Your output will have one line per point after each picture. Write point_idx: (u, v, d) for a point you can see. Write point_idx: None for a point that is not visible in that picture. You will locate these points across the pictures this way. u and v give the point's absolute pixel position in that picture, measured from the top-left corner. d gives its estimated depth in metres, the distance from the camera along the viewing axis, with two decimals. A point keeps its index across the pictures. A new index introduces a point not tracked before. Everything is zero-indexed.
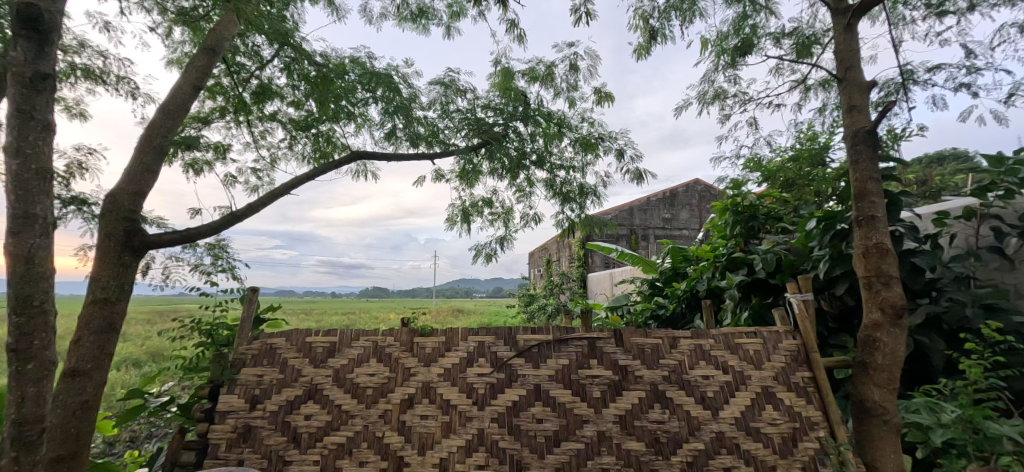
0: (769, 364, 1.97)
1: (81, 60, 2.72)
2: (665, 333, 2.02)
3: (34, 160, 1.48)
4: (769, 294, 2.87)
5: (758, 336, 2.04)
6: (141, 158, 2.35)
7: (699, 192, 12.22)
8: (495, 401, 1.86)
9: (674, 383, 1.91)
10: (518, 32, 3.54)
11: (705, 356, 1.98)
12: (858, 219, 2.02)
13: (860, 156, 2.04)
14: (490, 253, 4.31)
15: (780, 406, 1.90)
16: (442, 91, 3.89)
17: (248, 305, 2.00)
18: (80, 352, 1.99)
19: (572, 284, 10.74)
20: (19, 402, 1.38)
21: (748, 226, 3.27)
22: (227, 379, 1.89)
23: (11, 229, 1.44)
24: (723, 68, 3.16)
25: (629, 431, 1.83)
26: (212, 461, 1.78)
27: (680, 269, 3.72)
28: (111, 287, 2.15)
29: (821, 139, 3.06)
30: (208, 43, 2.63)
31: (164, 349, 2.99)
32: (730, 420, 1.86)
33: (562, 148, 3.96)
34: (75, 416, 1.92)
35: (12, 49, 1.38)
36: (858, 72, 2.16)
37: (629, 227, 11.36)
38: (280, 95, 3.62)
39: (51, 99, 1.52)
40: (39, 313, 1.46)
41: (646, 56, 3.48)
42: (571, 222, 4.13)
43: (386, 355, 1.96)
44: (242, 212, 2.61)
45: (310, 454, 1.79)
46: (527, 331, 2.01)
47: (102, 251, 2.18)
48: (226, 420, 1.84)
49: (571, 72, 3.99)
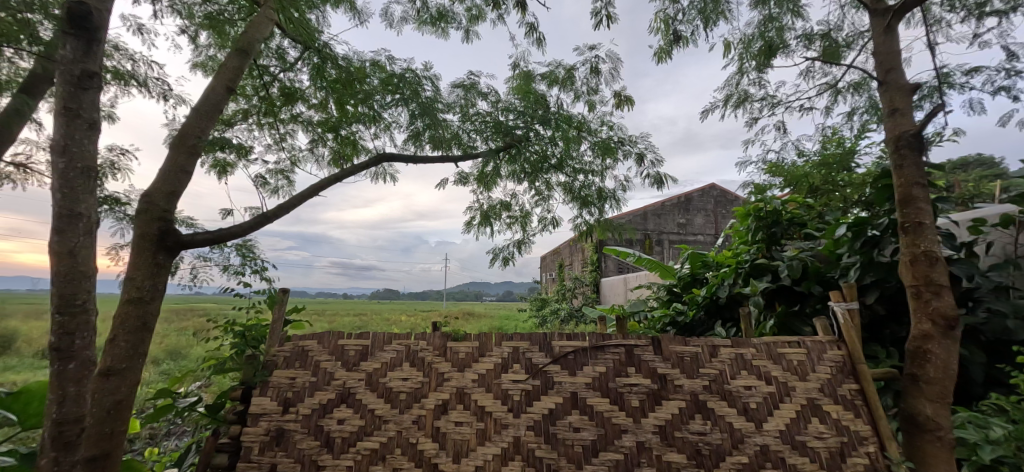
0: (815, 375, 1.89)
1: (113, 63, 2.75)
2: (705, 341, 1.96)
3: (80, 159, 1.48)
4: (795, 302, 2.78)
5: (802, 346, 1.97)
6: (175, 158, 2.33)
7: (714, 198, 12.10)
8: (531, 408, 1.83)
9: (715, 394, 1.85)
10: (537, 36, 3.52)
11: (747, 366, 1.91)
12: (903, 226, 1.94)
13: (904, 160, 1.97)
14: (507, 256, 4.28)
15: (827, 419, 1.82)
16: (463, 94, 3.87)
17: (280, 308, 2.00)
18: (115, 351, 1.99)
19: (586, 289, 10.71)
20: (60, 401, 1.38)
21: (771, 232, 3.10)
22: (260, 381, 1.89)
23: (56, 226, 1.43)
24: (749, 71, 3.10)
25: (669, 442, 1.77)
26: (245, 465, 1.76)
27: (699, 275, 3.59)
28: (146, 286, 2.13)
29: (848, 143, 3.03)
30: (240, 45, 2.59)
31: (187, 347, 2.99)
32: (775, 433, 1.79)
33: (581, 152, 3.90)
34: (109, 416, 1.92)
35: (61, 48, 1.40)
36: (899, 74, 2.09)
37: (644, 232, 11.29)
38: (304, 98, 3.64)
39: (98, 99, 1.53)
40: (81, 311, 1.45)
41: (667, 60, 3.44)
42: (589, 225, 4.07)
43: (419, 360, 1.93)
44: (272, 213, 2.60)
45: (343, 459, 1.76)
46: (563, 337, 1.98)
47: (136, 251, 2.17)
48: (259, 423, 1.82)
49: (592, 75, 3.95)
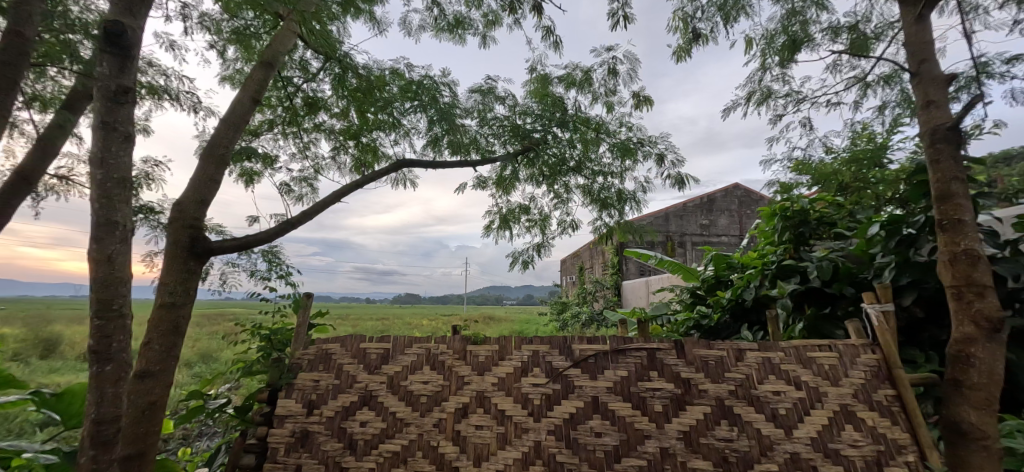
0: (848, 381, 1.82)
1: (148, 79, 2.86)
2: (730, 344, 1.91)
3: (117, 170, 1.54)
4: (825, 305, 2.69)
5: (833, 350, 1.89)
6: (205, 168, 2.41)
7: (738, 197, 11.84)
8: (551, 413, 1.81)
9: (742, 399, 1.80)
10: (554, 39, 3.52)
11: (775, 370, 1.85)
12: (941, 223, 1.86)
13: (940, 154, 1.88)
14: (527, 260, 4.27)
15: (862, 426, 1.75)
16: (481, 98, 3.89)
17: (304, 312, 2.04)
18: (150, 354, 2.06)
19: (607, 292, 10.60)
20: (98, 402, 1.44)
21: (798, 232, 3.01)
22: (286, 383, 1.93)
23: (95, 235, 1.49)
24: (772, 67, 3.03)
25: (694, 449, 1.73)
26: (272, 465, 1.80)
27: (723, 277, 3.50)
28: (178, 291, 2.21)
29: (879, 139, 2.92)
30: (265, 58, 2.67)
31: (218, 351, 3.09)
32: (806, 441, 1.73)
33: (600, 154, 3.87)
34: (144, 417, 1.99)
35: (99, 66, 1.47)
36: (932, 65, 2.00)
37: (665, 234, 11.13)
38: (326, 107, 3.72)
39: (133, 113, 1.59)
40: (118, 316, 1.51)
41: (686, 58, 3.39)
42: (608, 228, 4.03)
43: (439, 363, 1.94)
44: (296, 220, 2.66)
45: (366, 461, 1.78)
46: (583, 340, 1.95)
47: (170, 257, 2.24)
48: (285, 425, 1.86)
49: (610, 77, 3.92)
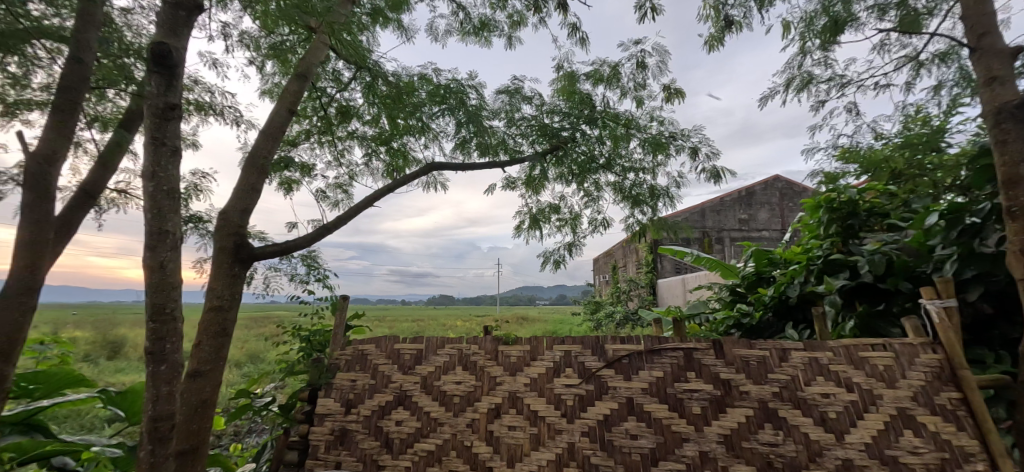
0: (906, 383, 1.68)
1: (194, 96, 3.01)
2: (773, 344, 1.81)
3: (167, 182, 1.61)
4: (879, 301, 2.52)
5: (889, 350, 1.75)
6: (247, 178, 2.50)
7: (780, 190, 11.32)
8: (585, 414, 1.77)
9: (787, 401, 1.71)
10: (580, 35, 3.47)
11: (823, 371, 1.74)
12: (1011, 211, 1.70)
13: (1007, 135, 1.73)
14: (558, 259, 4.22)
15: (923, 431, 1.62)
16: (508, 99, 3.88)
17: (341, 313, 2.09)
18: (200, 355, 2.15)
19: (641, 291, 10.38)
20: (155, 399, 1.51)
21: (847, 225, 2.83)
22: (325, 383, 1.98)
23: (149, 243, 1.57)
24: (812, 51, 2.87)
25: (736, 453, 1.65)
26: (314, 462, 1.86)
27: (765, 274, 3.30)
28: (225, 295, 2.30)
29: (935, 122, 2.72)
30: (299, 70, 2.75)
31: (263, 352, 3.21)
32: (860, 447, 1.62)
33: (631, 150, 3.79)
34: (196, 415, 2.09)
35: (148, 85, 1.54)
36: (995, 39, 1.84)
37: (702, 230, 10.80)
38: (358, 115, 3.80)
39: (180, 128, 1.66)
40: (171, 319, 1.58)
41: (719, 47, 3.27)
42: (641, 225, 3.93)
43: (472, 363, 1.93)
44: (332, 224, 2.73)
45: (402, 460, 1.80)
46: (616, 340, 1.90)
47: (217, 263, 2.34)
48: (325, 423, 1.91)
49: (639, 70, 3.83)
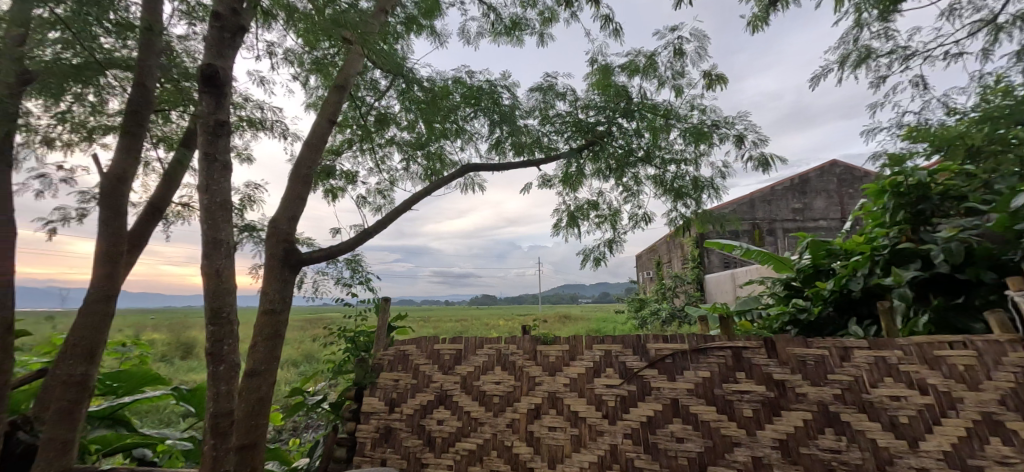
0: (991, 385, 1.44)
1: (246, 112, 3.17)
2: (832, 342, 1.64)
3: (219, 194, 1.69)
4: (958, 294, 2.28)
5: (970, 347, 1.50)
6: (294, 187, 2.60)
7: (837, 176, 10.60)
8: (628, 415, 1.71)
9: (851, 405, 1.56)
10: (614, 27, 3.36)
11: (891, 372, 1.56)
12: None
13: None
14: (599, 257, 4.13)
15: (1014, 440, 1.39)
16: (542, 96, 3.83)
17: (383, 314, 2.13)
18: (256, 355, 2.25)
19: (688, 288, 10.03)
20: (216, 398, 1.58)
21: (917, 210, 2.59)
22: (370, 382, 2.04)
23: (205, 252, 1.64)
24: (870, 23, 2.64)
25: (793, 460, 1.55)
26: (361, 459, 1.92)
27: (823, 266, 3.00)
28: (276, 299, 2.39)
29: None
30: (338, 81, 2.83)
31: (314, 353, 3.34)
32: (937, 456, 1.45)
33: (671, 141, 3.64)
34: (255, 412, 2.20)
35: (199, 105, 1.62)
36: None
37: (752, 222, 10.29)
38: (396, 122, 3.86)
39: (229, 144, 1.74)
40: (227, 323, 1.65)
41: (764, 27, 3.07)
42: (685, 218, 3.77)
43: (510, 363, 1.90)
44: (372, 228, 2.78)
45: (444, 458, 1.82)
46: (659, 338, 1.80)
47: (268, 269, 2.44)
48: (370, 421, 1.97)
49: (676, 58, 3.68)
